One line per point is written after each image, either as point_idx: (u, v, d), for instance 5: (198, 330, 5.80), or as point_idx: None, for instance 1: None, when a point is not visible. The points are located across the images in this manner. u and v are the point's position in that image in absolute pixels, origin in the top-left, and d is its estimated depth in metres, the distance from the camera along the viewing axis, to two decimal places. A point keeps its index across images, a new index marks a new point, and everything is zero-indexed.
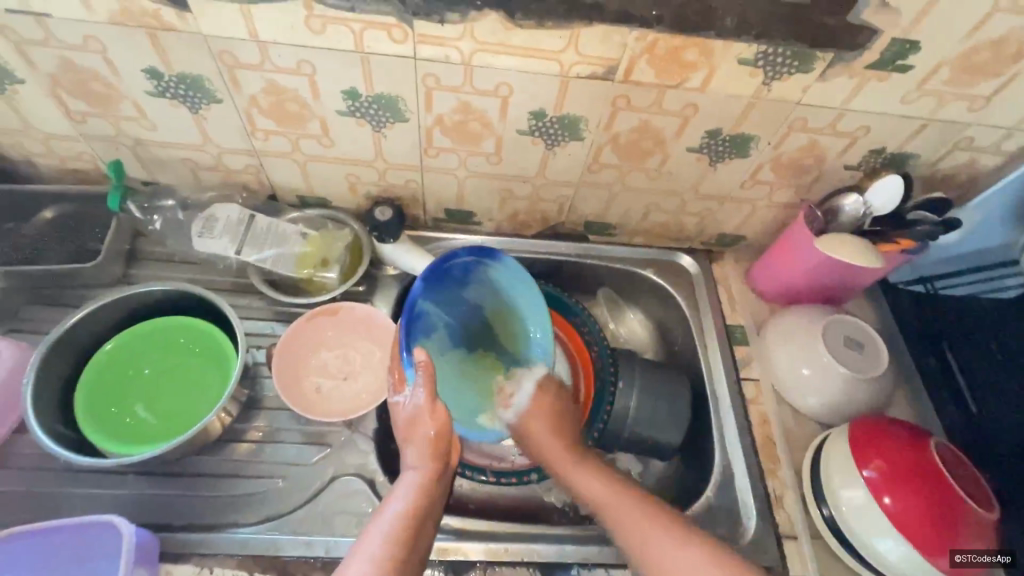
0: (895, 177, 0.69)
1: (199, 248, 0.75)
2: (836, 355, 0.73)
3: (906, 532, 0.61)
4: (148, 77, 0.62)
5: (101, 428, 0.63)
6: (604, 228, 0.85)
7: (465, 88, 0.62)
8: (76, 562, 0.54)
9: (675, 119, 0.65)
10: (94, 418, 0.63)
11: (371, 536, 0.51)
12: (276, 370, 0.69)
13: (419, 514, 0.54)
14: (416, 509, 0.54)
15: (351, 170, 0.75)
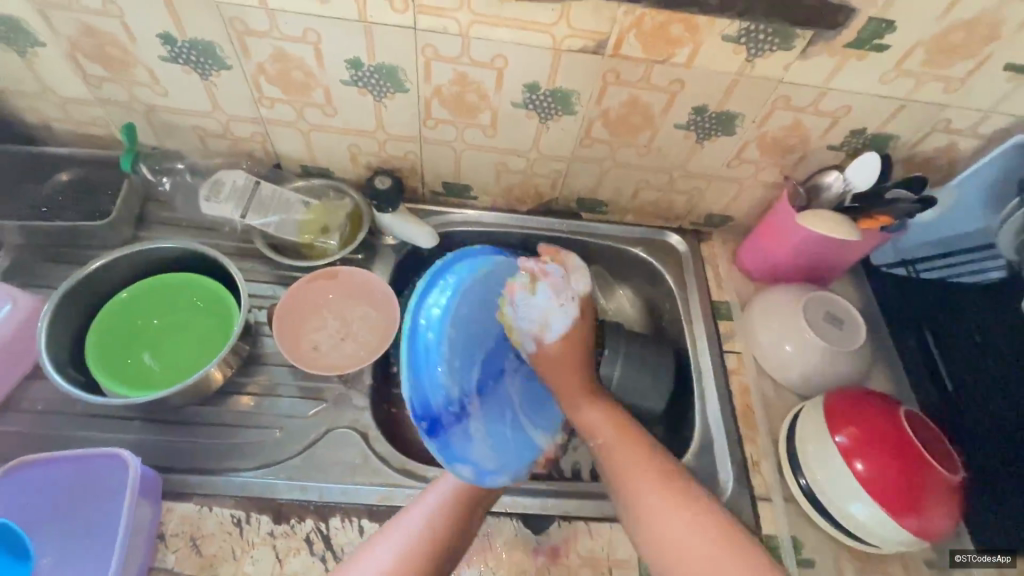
0: (873, 155, 0.71)
1: (205, 211, 0.79)
2: (816, 329, 0.76)
3: (876, 495, 0.63)
4: (161, 42, 0.65)
5: (112, 372, 0.66)
6: (596, 205, 0.88)
7: (462, 59, 0.65)
8: (80, 500, 0.55)
9: (663, 95, 0.68)
10: (104, 360, 0.66)
11: (400, 527, 0.57)
12: (278, 327, 0.73)
13: (445, 523, 0.57)
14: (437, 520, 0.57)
15: (352, 141, 0.78)
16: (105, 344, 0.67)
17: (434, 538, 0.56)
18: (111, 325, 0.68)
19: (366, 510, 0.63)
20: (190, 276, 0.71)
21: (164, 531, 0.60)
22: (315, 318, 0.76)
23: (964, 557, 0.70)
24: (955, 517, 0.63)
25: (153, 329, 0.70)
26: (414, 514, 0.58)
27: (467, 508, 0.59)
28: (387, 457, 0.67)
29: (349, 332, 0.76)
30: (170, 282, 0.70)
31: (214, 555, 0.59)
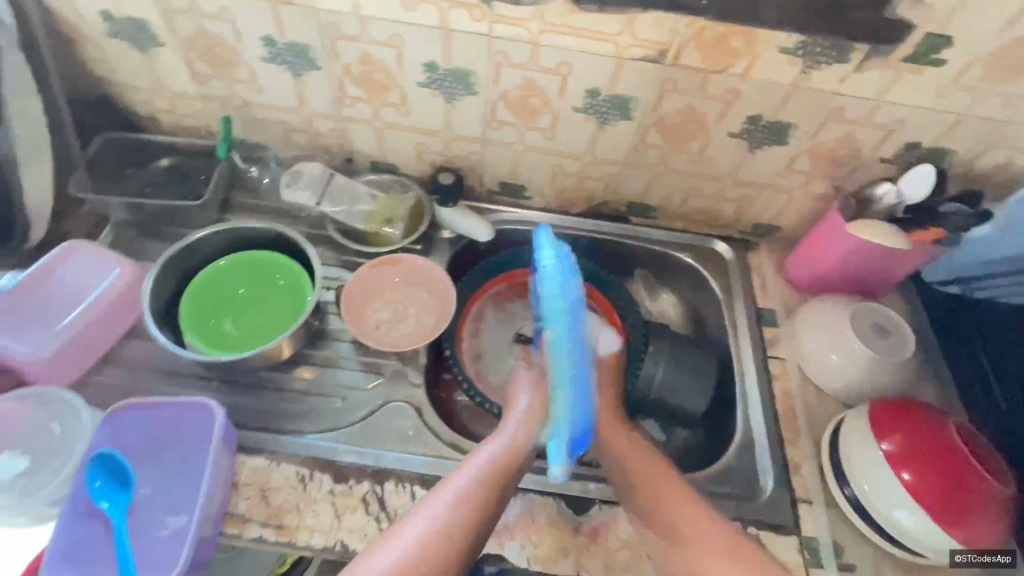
0: (929, 167, 0.72)
1: (284, 198, 0.86)
2: (864, 339, 0.76)
3: (923, 503, 0.63)
4: (264, 44, 0.73)
5: (199, 332, 0.73)
6: (645, 210, 0.91)
7: (531, 65, 0.70)
8: (167, 446, 0.61)
9: (718, 104, 0.72)
10: (193, 322, 0.74)
11: (439, 496, 0.60)
12: (343, 304, 0.79)
13: (473, 502, 0.59)
14: (482, 485, 0.61)
15: (421, 139, 0.84)
16: (195, 308, 0.74)
17: (461, 516, 0.58)
18: (201, 291, 0.75)
19: (418, 478, 0.68)
20: (275, 254, 0.78)
21: (237, 480, 0.65)
22: (377, 299, 0.82)
23: (964, 557, 0.65)
24: (1006, 529, 0.62)
25: (236, 298, 0.77)
26: (460, 479, 0.61)
27: (489, 498, 0.60)
28: (439, 431, 0.72)
29: (405, 314, 0.81)
30: (256, 257, 0.78)
31: (280, 505, 0.64)
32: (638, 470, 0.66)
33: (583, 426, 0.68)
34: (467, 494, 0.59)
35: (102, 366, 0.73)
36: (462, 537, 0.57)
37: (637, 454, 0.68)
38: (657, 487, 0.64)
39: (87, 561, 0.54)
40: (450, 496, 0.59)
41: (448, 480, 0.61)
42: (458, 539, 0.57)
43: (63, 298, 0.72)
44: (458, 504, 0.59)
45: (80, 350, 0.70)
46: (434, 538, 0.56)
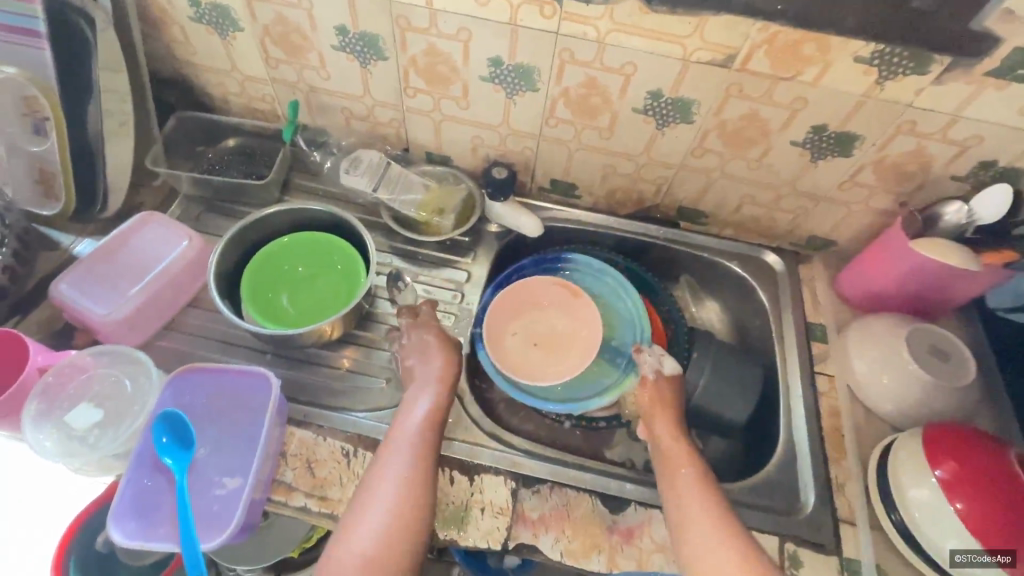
0: (1005, 185, 0.69)
1: (343, 182, 0.89)
2: (921, 362, 0.74)
3: (977, 534, 0.60)
4: (336, 33, 0.76)
5: (257, 305, 0.76)
6: (696, 215, 0.91)
7: (595, 63, 0.71)
8: (218, 413, 0.64)
9: (783, 111, 0.70)
10: (252, 296, 0.77)
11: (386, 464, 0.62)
12: (494, 314, 0.82)
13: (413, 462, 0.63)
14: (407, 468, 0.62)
15: (477, 133, 0.86)
16: (256, 282, 0.77)
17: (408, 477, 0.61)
18: (264, 264, 0.79)
19: (458, 464, 0.69)
20: (334, 238, 0.81)
21: (286, 451, 0.68)
22: (566, 341, 0.83)
23: (964, 557, 0.62)
24: None
25: (292, 274, 0.80)
26: (389, 474, 0.61)
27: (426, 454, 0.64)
28: (478, 421, 0.73)
29: (544, 341, 0.83)
30: (317, 239, 0.80)
31: (325, 478, 0.66)
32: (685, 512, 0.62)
33: (610, 385, 0.81)
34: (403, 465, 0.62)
35: (165, 331, 0.77)
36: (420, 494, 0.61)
37: (695, 500, 0.62)
38: (698, 521, 0.60)
39: (149, 512, 0.58)
40: (386, 497, 0.60)
41: (379, 467, 0.63)
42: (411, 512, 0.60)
43: (137, 262, 0.77)
44: (396, 491, 0.60)
45: (148, 312, 0.75)
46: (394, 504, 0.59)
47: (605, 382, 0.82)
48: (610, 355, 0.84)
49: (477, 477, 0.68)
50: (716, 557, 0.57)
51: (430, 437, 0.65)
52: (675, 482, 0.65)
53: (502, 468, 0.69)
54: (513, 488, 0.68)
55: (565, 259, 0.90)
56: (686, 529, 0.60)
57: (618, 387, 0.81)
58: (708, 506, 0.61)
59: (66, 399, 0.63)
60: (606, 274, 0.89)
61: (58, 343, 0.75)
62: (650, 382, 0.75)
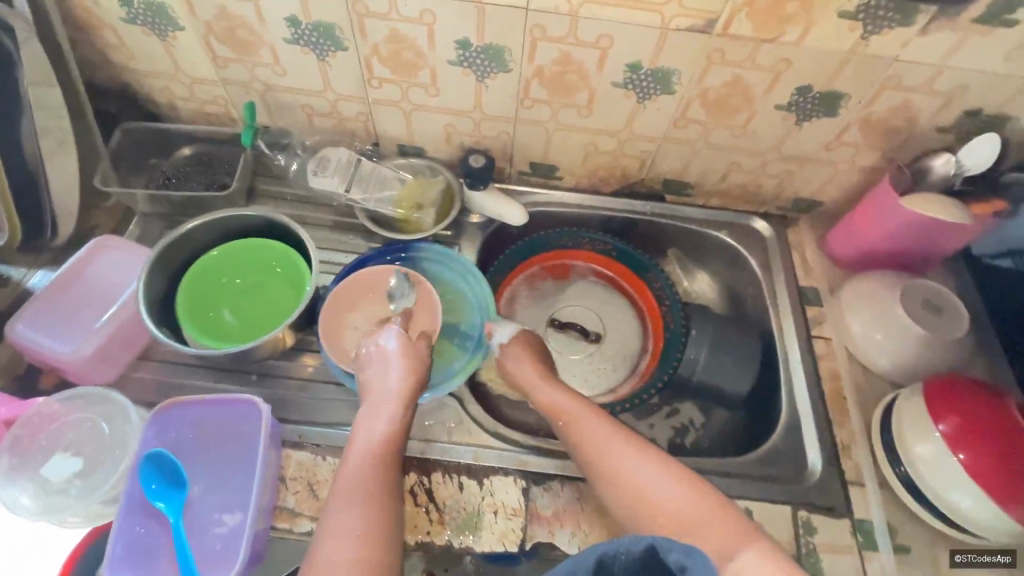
0: (993, 134, 0.68)
1: (312, 185, 0.84)
2: (915, 317, 0.74)
3: (983, 483, 0.61)
4: (287, 24, 0.70)
5: (199, 326, 0.72)
6: (681, 187, 0.88)
7: (568, 38, 0.67)
8: (206, 447, 0.61)
9: (767, 74, 0.68)
10: (193, 316, 0.72)
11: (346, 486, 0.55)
12: (328, 307, 0.72)
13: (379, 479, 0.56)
14: (371, 477, 0.56)
15: (450, 120, 0.81)
16: (194, 301, 0.73)
17: (376, 493, 0.54)
18: (197, 283, 0.74)
19: (464, 468, 0.67)
20: (271, 241, 0.76)
21: (284, 475, 0.65)
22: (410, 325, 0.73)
23: (963, 557, 0.66)
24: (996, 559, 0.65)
25: (234, 288, 0.76)
26: (351, 507, 0.53)
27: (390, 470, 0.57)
28: (481, 421, 0.71)
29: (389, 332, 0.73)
30: (252, 246, 0.76)
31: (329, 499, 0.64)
32: (607, 461, 0.61)
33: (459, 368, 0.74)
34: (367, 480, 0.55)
35: (137, 362, 0.72)
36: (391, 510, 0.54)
37: (600, 427, 0.64)
38: (608, 449, 0.62)
39: (146, 561, 0.55)
40: (351, 533, 0.51)
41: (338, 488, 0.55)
42: (384, 532, 0.52)
43: (98, 292, 0.72)
44: (365, 507, 0.53)
45: (117, 343, 0.70)
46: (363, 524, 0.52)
47: (456, 365, 0.75)
48: (461, 337, 0.77)
49: (486, 480, 0.67)
50: (636, 471, 0.59)
51: (391, 454, 0.59)
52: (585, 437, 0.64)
53: (510, 467, 0.67)
54: (524, 487, 0.66)
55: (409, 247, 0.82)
56: (604, 462, 0.61)
57: (468, 368, 0.74)
58: (615, 431, 0.63)
59: (40, 450, 0.60)
60: (453, 260, 0.82)
61: (23, 387, 0.70)
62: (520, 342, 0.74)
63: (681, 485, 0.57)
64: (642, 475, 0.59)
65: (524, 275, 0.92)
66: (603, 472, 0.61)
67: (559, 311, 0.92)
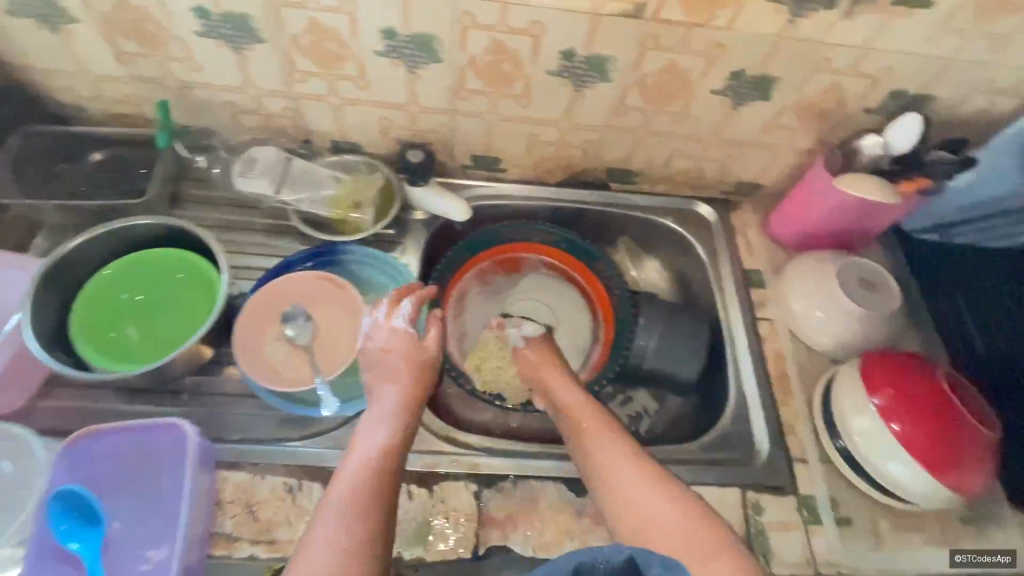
0: (915, 116, 0.69)
1: (239, 187, 0.79)
2: (852, 295, 0.76)
3: (913, 452, 0.64)
4: (196, 15, 0.65)
5: (100, 349, 0.67)
6: (626, 175, 0.87)
7: (499, 26, 0.64)
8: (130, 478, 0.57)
9: (701, 59, 0.67)
10: (97, 346, 0.67)
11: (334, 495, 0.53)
12: (245, 318, 0.70)
13: (375, 494, 0.53)
14: (370, 489, 0.53)
15: (384, 114, 0.78)
16: (91, 331, 0.67)
17: (369, 510, 0.52)
18: (93, 304, 0.69)
19: (414, 477, 0.65)
20: (172, 249, 0.72)
21: (221, 498, 0.61)
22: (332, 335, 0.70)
23: (964, 558, 0.67)
24: (994, 559, 0.67)
25: (136, 303, 0.70)
26: (338, 519, 0.50)
27: (386, 490, 0.54)
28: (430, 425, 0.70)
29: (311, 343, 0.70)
30: (140, 260, 0.71)
31: (270, 520, 0.61)
32: (606, 460, 0.60)
33: None
34: (358, 490, 0.53)
35: (50, 388, 0.67)
36: (378, 532, 0.51)
37: (613, 445, 0.62)
38: (618, 472, 0.59)
39: None
40: (331, 548, 0.48)
41: (329, 495, 0.53)
42: (366, 552, 0.49)
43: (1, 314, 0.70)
44: (353, 521, 0.50)
45: (26, 366, 0.65)
46: (345, 540, 0.49)
47: None
48: None
49: (436, 487, 0.65)
50: (641, 496, 0.57)
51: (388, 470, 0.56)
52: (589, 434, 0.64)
53: (461, 471, 0.66)
54: (475, 491, 0.65)
55: (336, 252, 0.79)
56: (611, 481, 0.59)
57: None
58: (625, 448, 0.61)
59: None
60: (385, 263, 0.80)
61: None
62: (538, 342, 0.76)
63: (688, 521, 0.54)
64: (653, 504, 0.56)
65: (474, 271, 0.90)
66: (613, 496, 0.58)
67: (510, 306, 0.90)
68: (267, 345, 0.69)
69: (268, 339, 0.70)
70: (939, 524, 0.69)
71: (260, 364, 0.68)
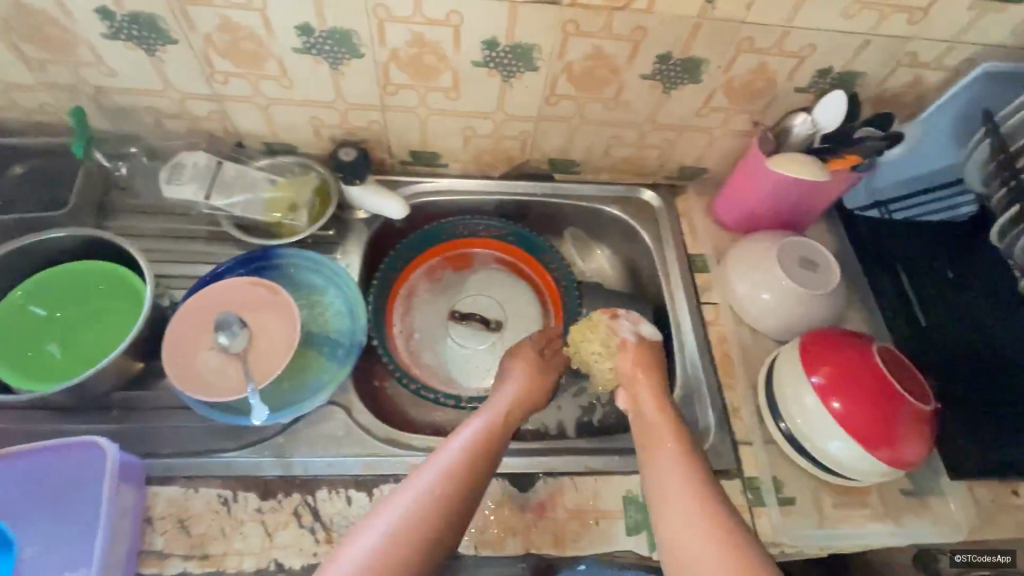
0: (841, 91, 0.71)
1: (168, 195, 0.76)
2: (792, 275, 0.76)
3: (851, 429, 0.64)
4: (100, 17, 0.62)
5: (22, 371, 0.66)
6: (568, 165, 0.87)
7: (417, 18, 0.63)
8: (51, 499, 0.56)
9: (625, 44, 0.66)
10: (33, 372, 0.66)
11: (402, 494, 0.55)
12: (176, 326, 0.68)
13: (441, 502, 0.54)
14: (441, 491, 0.55)
15: (313, 113, 0.76)
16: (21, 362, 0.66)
17: (427, 517, 0.53)
18: (8, 330, 0.67)
19: (353, 481, 0.64)
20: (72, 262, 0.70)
21: (151, 514, 0.60)
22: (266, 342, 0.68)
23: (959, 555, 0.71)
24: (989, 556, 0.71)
25: (57, 320, 0.69)
26: (395, 513, 0.53)
27: (450, 504, 0.55)
28: (371, 428, 0.69)
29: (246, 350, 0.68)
30: (41, 282, 0.69)
31: (203, 534, 0.59)
32: (660, 472, 0.59)
33: (327, 380, 0.70)
34: (429, 490, 0.55)
35: None
36: (428, 543, 0.52)
37: (673, 467, 0.59)
38: (670, 491, 0.57)
39: None
40: (376, 544, 0.51)
41: (403, 485, 0.56)
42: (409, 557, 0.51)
43: None
44: (404, 524, 0.52)
45: None
46: (395, 538, 0.51)
47: (324, 377, 0.71)
48: (330, 347, 0.73)
49: (376, 491, 0.63)
50: (680, 522, 0.54)
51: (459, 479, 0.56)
52: (656, 438, 0.63)
53: (401, 473, 0.65)
54: None
55: (272, 256, 0.78)
56: (662, 497, 0.57)
57: (337, 379, 0.70)
58: (686, 468, 0.59)
59: None
60: (322, 265, 0.78)
61: None
62: (633, 345, 0.73)
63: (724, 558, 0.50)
64: (698, 533, 0.53)
65: (423, 268, 0.90)
66: (659, 509, 0.57)
67: (460, 302, 0.89)
68: (197, 354, 0.67)
69: (200, 348, 0.67)
70: (880, 498, 0.69)
71: (190, 375, 0.66)
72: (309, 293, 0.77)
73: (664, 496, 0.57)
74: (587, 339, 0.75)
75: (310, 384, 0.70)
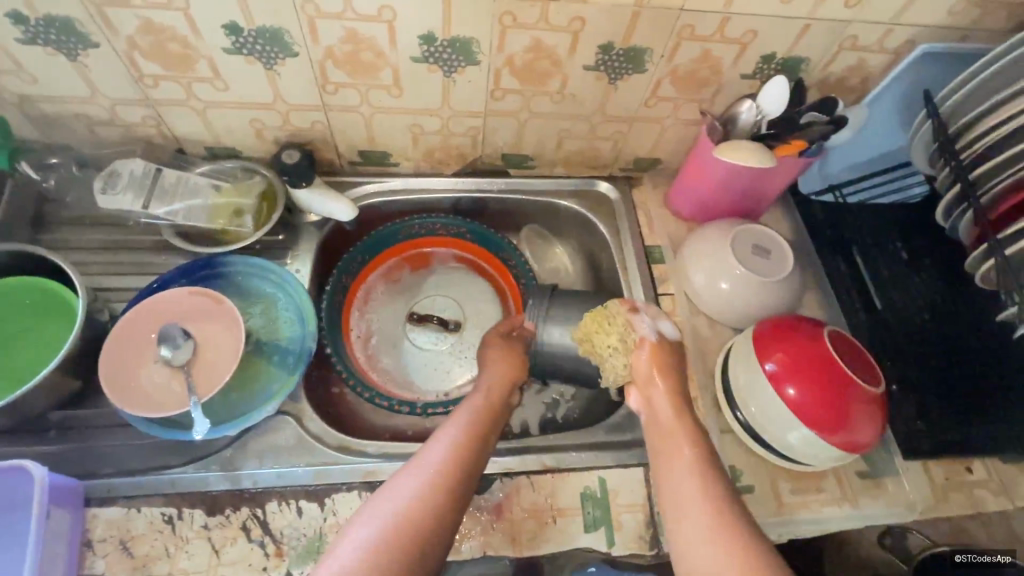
0: (783, 77, 0.70)
1: (104, 206, 0.74)
2: (746, 262, 0.76)
3: (805, 417, 0.64)
4: (13, 22, 0.59)
5: None
6: (522, 160, 0.86)
7: (348, 14, 0.61)
8: None
9: (566, 35, 0.65)
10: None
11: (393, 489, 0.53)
12: (114, 341, 0.65)
13: (433, 497, 0.53)
14: (432, 486, 0.54)
15: (252, 115, 0.73)
16: None
17: (418, 511, 0.51)
18: None
19: (303, 492, 0.62)
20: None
21: (91, 537, 0.58)
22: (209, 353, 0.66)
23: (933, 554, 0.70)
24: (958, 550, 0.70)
25: None
26: (389, 505, 0.51)
27: (445, 501, 0.53)
28: (322, 436, 0.67)
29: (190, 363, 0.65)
30: None
31: (146, 555, 0.58)
32: (673, 476, 0.59)
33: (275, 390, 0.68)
34: (423, 481, 0.54)
35: None
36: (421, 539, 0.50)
37: (685, 473, 0.58)
38: (682, 501, 0.56)
39: None
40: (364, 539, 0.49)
41: (393, 481, 0.55)
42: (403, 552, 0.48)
43: None
44: (396, 517, 0.50)
45: None
46: (386, 531, 0.49)
47: (272, 387, 0.69)
48: (279, 355, 0.71)
49: (328, 500, 0.62)
50: (694, 527, 0.54)
51: (452, 474, 0.55)
52: (672, 442, 0.62)
53: (353, 480, 0.64)
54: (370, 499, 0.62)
55: (216, 263, 0.75)
56: (674, 503, 0.57)
57: (285, 388, 0.68)
58: (698, 474, 0.58)
59: None
60: (270, 271, 0.76)
61: None
62: (651, 343, 0.69)
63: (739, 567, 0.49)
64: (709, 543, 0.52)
65: (379, 271, 0.88)
66: (671, 517, 0.56)
67: (419, 304, 0.88)
68: (137, 370, 0.64)
69: (142, 364, 0.65)
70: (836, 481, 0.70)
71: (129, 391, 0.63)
72: (257, 300, 0.75)
73: (676, 501, 0.57)
74: (601, 331, 0.70)
75: (257, 394, 0.68)
